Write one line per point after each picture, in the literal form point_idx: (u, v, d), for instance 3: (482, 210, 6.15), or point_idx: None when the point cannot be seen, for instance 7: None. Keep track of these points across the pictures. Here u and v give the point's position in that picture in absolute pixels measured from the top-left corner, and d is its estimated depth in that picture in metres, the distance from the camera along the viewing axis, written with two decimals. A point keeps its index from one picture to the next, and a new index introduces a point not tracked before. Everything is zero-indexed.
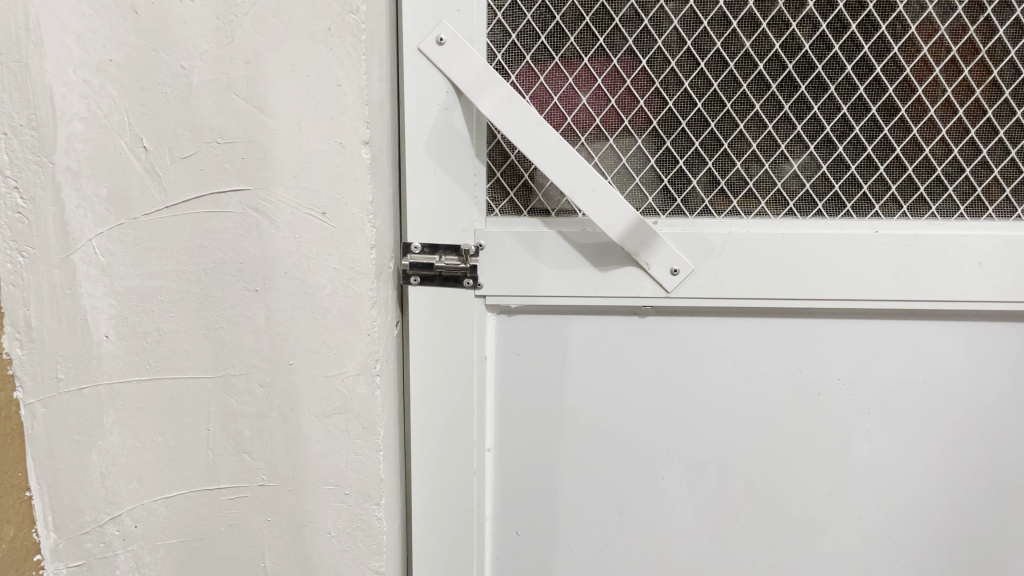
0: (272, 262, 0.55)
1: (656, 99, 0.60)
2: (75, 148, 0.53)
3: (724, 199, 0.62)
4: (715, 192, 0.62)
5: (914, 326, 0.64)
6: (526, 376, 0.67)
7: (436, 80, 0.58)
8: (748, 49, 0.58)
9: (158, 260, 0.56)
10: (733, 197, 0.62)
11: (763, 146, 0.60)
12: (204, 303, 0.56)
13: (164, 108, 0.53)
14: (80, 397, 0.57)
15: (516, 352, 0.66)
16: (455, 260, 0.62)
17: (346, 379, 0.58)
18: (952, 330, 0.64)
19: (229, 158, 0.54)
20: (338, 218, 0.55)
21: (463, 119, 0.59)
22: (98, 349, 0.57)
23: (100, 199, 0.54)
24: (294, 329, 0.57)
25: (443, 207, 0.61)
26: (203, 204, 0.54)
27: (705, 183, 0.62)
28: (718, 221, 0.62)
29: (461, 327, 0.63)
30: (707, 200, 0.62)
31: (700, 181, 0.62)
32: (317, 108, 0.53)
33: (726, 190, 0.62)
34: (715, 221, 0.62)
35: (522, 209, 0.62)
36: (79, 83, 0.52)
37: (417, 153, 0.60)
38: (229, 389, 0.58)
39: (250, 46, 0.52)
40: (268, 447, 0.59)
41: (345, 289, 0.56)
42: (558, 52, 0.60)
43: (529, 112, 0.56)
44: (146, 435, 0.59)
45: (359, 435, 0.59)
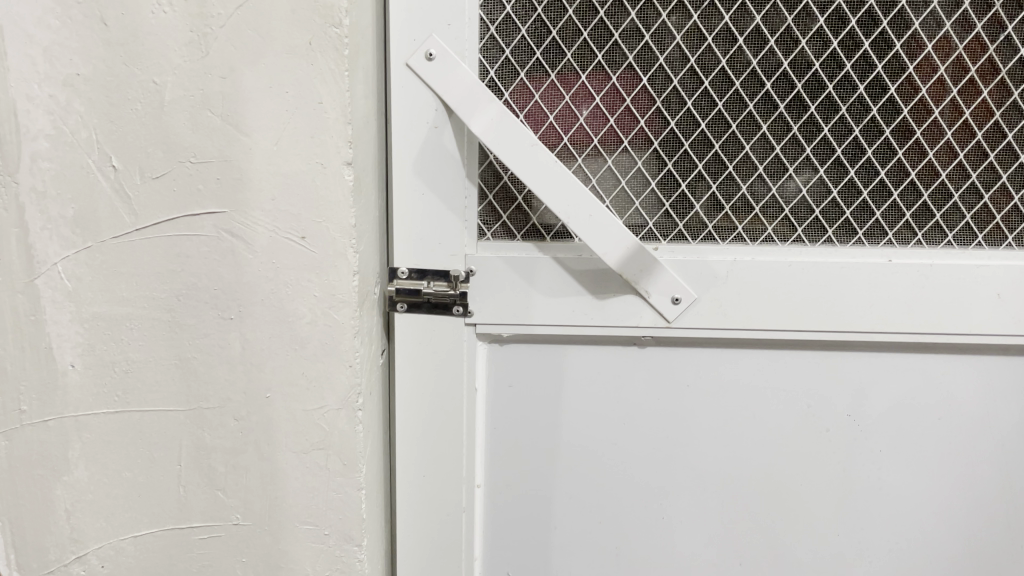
0: (248, 288, 0.52)
1: (657, 119, 0.57)
2: (39, 166, 0.50)
3: (728, 224, 0.59)
4: (718, 217, 0.58)
5: (929, 361, 0.61)
6: (518, 409, 0.63)
7: (425, 97, 0.55)
8: (755, 67, 0.55)
9: (127, 286, 0.52)
10: (738, 221, 0.58)
11: (770, 169, 0.57)
12: (175, 331, 0.53)
13: (135, 125, 0.50)
14: (43, 429, 0.54)
15: (508, 385, 0.63)
16: (444, 286, 0.59)
17: (327, 414, 0.54)
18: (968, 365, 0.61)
19: (203, 178, 0.50)
20: (318, 242, 0.51)
21: (453, 138, 0.56)
22: (63, 379, 0.54)
23: (65, 221, 0.51)
24: (271, 359, 0.53)
25: (431, 231, 0.58)
26: (175, 227, 0.51)
27: (709, 207, 0.58)
28: (721, 247, 0.59)
29: (450, 358, 0.60)
30: (711, 225, 0.58)
31: (703, 205, 0.58)
32: (296, 127, 0.50)
33: (731, 215, 0.58)
34: (719, 247, 0.59)
35: (515, 233, 0.59)
36: (43, 99, 0.49)
37: (404, 174, 0.57)
38: (202, 422, 0.55)
39: (225, 61, 0.49)
40: (242, 485, 0.56)
41: (326, 318, 0.53)
42: (555, 68, 0.56)
43: (522, 131, 0.53)
44: (113, 470, 0.56)
45: (339, 472, 0.55)
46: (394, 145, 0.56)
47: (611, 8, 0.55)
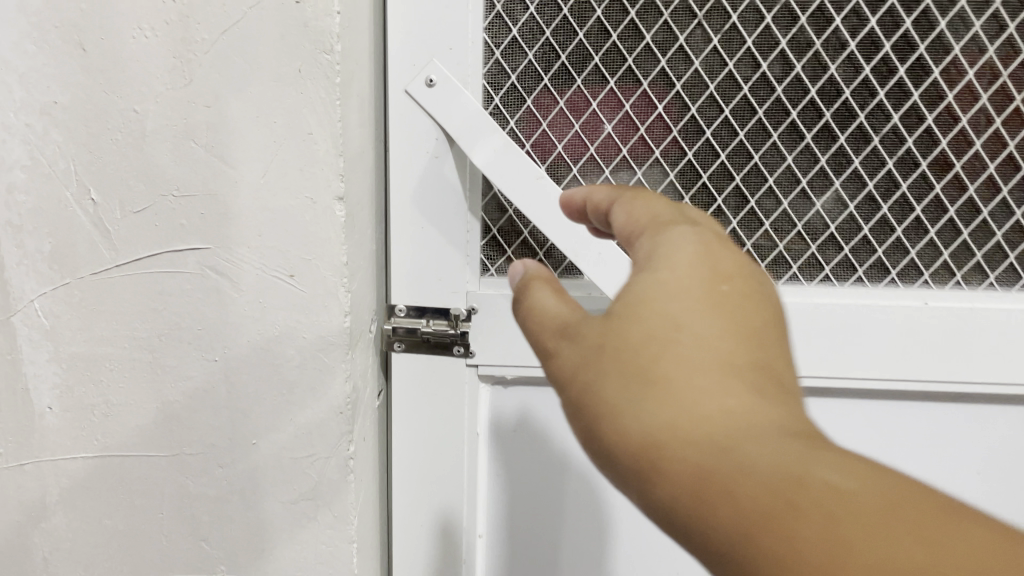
0: (234, 329, 0.49)
1: (675, 149, 0.54)
2: (15, 199, 0.48)
3: None
4: None
5: (955, 409, 0.60)
6: (521, 455, 0.60)
7: (425, 126, 0.52)
8: (779, 95, 0.52)
9: (108, 325, 0.49)
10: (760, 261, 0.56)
11: (796, 204, 0.54)
12: (157, 373, 0.50)
13: (115, 156, 0.47)
14: (21, 473, 0.52)
15: (513, 429, 0.60)
16: (444, 325, 0.55)
17: (316, 463, 0.51)
18: (997, 413, 0.59)
19: (187, 213, 0.47)
20: (308, 281, 0.48)
21: (455, 169, 0.53)
22: (41, 422, 0.51)
23: (44, 256, 0.48)
24: (258, 404, 0.50)
25: (432, 266, 0.55)
26: (158, 263, 0.48)
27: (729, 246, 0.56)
28: None
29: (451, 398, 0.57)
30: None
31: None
32: (284, 159, 0.46)
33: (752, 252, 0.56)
34: None
35: None
36: (21, 128, 0.47)
37: (403, 207, 0.53)
38: (185, 469, 0.51)
39: (209, 89, 0.46)
40: (227, 535, 0.53)
41: (315, 361, 0.49)
42: (564, 94, 0.53)
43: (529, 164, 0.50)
44: (91, 518, 0.53)
45: (328, 524, 0.52)
46: (393, 175, 0.53)
47: (624, 32, 0.51)
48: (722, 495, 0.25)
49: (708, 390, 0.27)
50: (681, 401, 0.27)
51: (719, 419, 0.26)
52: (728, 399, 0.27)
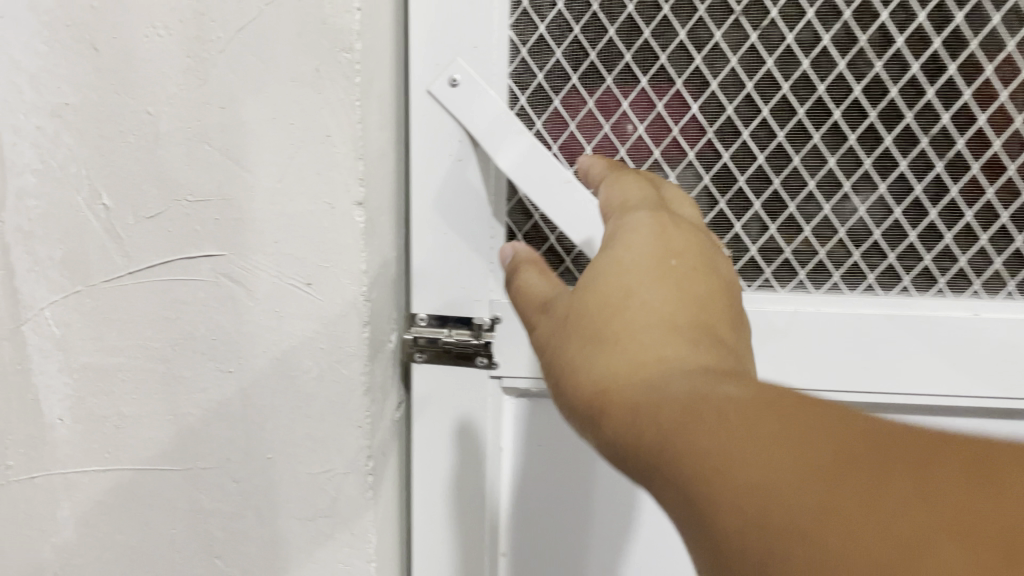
0: (249, 339, 0.47)
1: (709, 151, 0.51)
2: (25, 204, 0.46)
3: (788, 271, 0.54)
4: (777, 263, 0.53)
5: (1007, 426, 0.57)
6: (548, 470, 0.57)
7: (448, 127, 0.50)
8: (821, 94, 0.48)
9: (120, 334, 0.48)
10: (799, 268, 0.53)
11: (838, 210, 0.51)
12: (170, 384, 0.48)
13: (127, 160, 0.45)
14: (31, 486, 0.50)
15: (539, 443, 0.57)
16: (466, 335, 0.53)
17: (334, 478, 0.49)
18: None
19: (201, 218, 0.46)
20: (326, 289, 0.46)
21: (478, 172, 0.50)
22: (51, 434, 0.49)
23: (54, 263, 0.47)
24: (274, 417, 0.48)
25: (454, 274, 0.52)
26: (172, 270, 0.46)
27: (766, 251, 0.53)
28: (780, 297, 0.54)
29: (474, 410, 0.55)
30: (768, 270, 0.54)
31: (760, 249, 0.53)
32: (302, 162, 0.45)
33: (791, 260, 0.53)
34: (776, 296, 0.54)
35: None
36: (30, 130, 0.45)
37: (425, 211, 0.51)
38: (198, 484, 0.50)
39: (224, 90, 0.44)
40: (242, 552, 0.51)
41: (333, 372, 0.47)
42: (593, 94, 0.51)
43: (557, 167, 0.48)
44: (103, 533, 0.51)
45: (346, 542, 0.50)
46: (414, 178, 0.51)
47: (656, 28, 0.49)
48: (656, 435, 0.26)
49: (646, 336, 0.30)
50: (620, 350, 0.30)
51: (650, 358, 0.29)
52: (662, 344, 0.29)
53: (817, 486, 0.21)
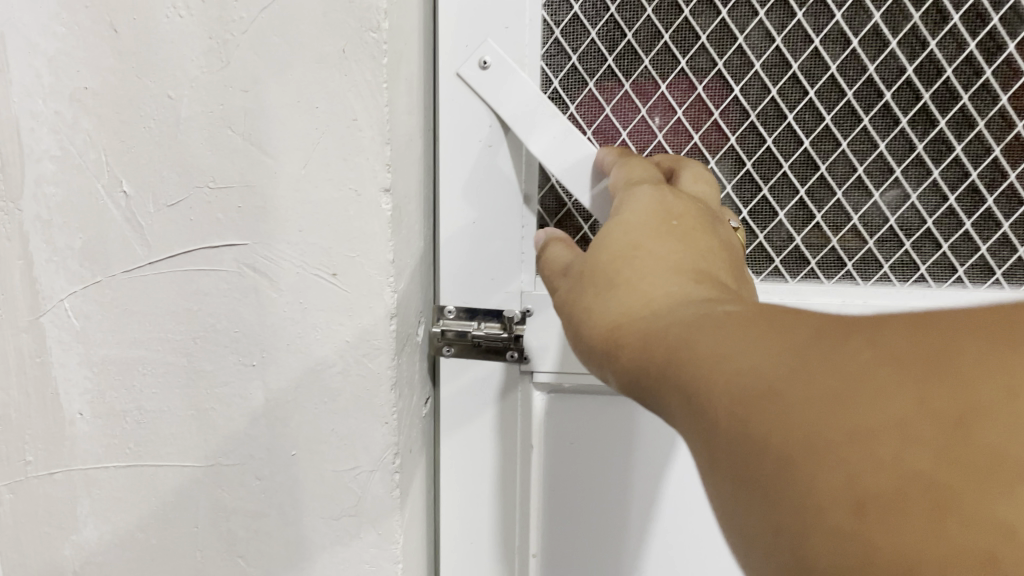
0: (273, 331, 0.45)
1: (752, 136, 0.48)
2: (44, 192, 0.45)
3: (834, 263, 0.50)
4: (823, 254, 0.50)
5: None
6: (577, 471, 0.55)
7: (478, 112, 0.48)
8: (871, 74, 0.46)
9: (141, 326, 0.46)
10: (846, 260, 0.50)
11: (889, 197, 0.48)
12: (191, 378, 0.47)
13: (148, 145, 0.44)
14: (50, 483, 0.49)
15: (568, 442, 0.55)
16: (496, 328, 0.51)
17: (359, 476, 0.47)
18: None
19: (223, 206, 0.44)
20: (351, 280, 0.44)
21: (509, 159, 0.49)
22: (71, 429, 0.48)
23: (73, 254, 0.45)
24: (298, 412, 0.46)
25: (484, 265, 0.51)
26: (194, 261, 0.45)
27: (812, 241, 0.50)
28: (826, 289, 0.51)
29: (505, 399, 0.53)
30: (814, 260, 0.50)
31: (806, 239, 0.50)
32: (328, 148, 0.43)
33: (838, 250, 0.50)
34: (823, 288, 0.51)
35: None
36: (49, 115, 0.44)
37: (453, 200, 0.50)
38: (221, 481, 0.48)
39: (247, 73, 0.42)
40: (264, 552, 0.49)
41: (358, 366, 0.45)
42: (629, 77, 0.48)
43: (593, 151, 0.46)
44: (124, 531, 0.50)
45: (372, 543, 0.48)
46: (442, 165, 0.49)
47: (697, 6, 0.46)
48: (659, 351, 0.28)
49: (647, 275, 0.32)
50: (625, 289, 0.32)
51: (652, 292, 0.31)
52: (661, 279, 0.32)
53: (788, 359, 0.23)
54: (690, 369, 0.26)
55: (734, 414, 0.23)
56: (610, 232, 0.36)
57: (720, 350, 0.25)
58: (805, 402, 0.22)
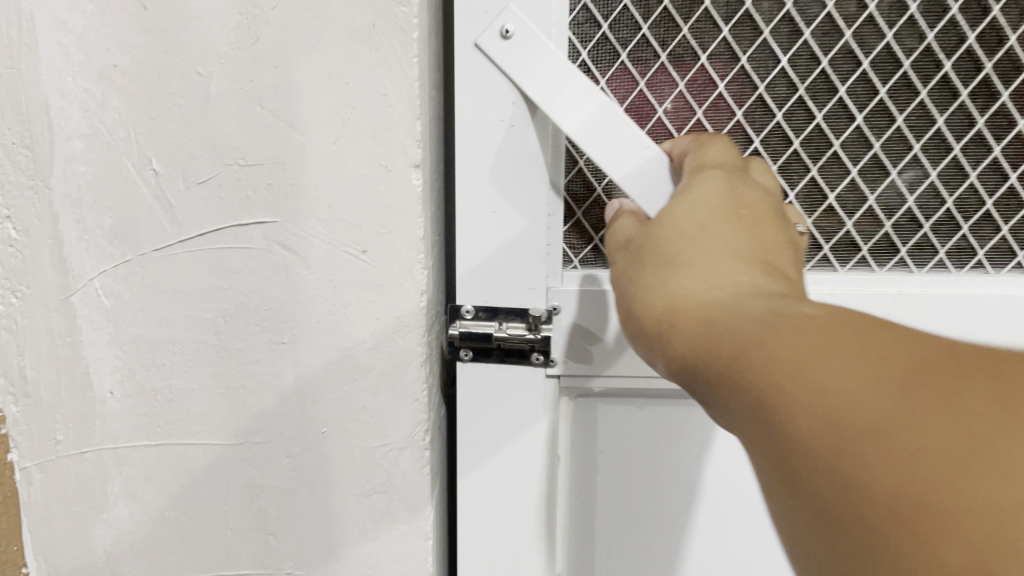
0: (303, 309, 0.46)
1: (800, 111, 0.48)
2: (74, 170, 0.45)
3: (887, 249, 0.50)
4: (876, 239, 0.50)
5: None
6: (608, 479, 0.56)
7: (501, 89, 0.47)
8: (929, 43, 0.45)
9: (172, 306, 0.46)
10: (902, 245, 0.50)
11: (946, 176, 0.48)
12: (221, 356, 0.47)
13: (178, 123, 0.44)
14: (81, 461, 0.49)
15: (598, 450, 0.56)
16: (520, 329, 0.51)
17: (389, 453, 0.47)
18: None
19: (253, 183, 0.44)
20: (382, 257, 0.44)
21: (535, 137, 0.48)
22: (102, 407, 0.48)
23: (103, 231, 0.46)
24: (328, 390, 0.47)
25: (508, 249, 0.50)
26: (224, 238, 0.45)
27: (866, 225, 0.50)
28: (880, 278, 0.50)
29: (531, 386, 0.53)
30: (865, 247, 0.50)
31: (856, 224, 0.50)
32: (358, 123, 0.43)
33: (891, 235, 0.50)
34: (878, 278, 0.50)
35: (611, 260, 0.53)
36: (78, 93, 0.44)
37: (478, 181, 0.49)
38: (252, 459, 0.48)
39: (276, 48, 0.42)
40: (293, 530, 0.49)
41: (389, 343, 0.46)
42: (666, 48, 0.48)
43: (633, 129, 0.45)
44: (155, 509, 0.50)
45: (403, 520, 0.48)
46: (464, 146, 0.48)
47: None
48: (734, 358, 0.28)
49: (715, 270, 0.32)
50: (690, 281, 0.32)
51: (720, 290, 0.31)
52: (734, 279, 0.32)
53: (884, 396, 0.23)
54: (773, 383, 0.26)
55: (827, 455, 0.24)
56: (680, 222, 0.35)
57: (808, 366, 0.25)
58: (906, 464, 0.22)
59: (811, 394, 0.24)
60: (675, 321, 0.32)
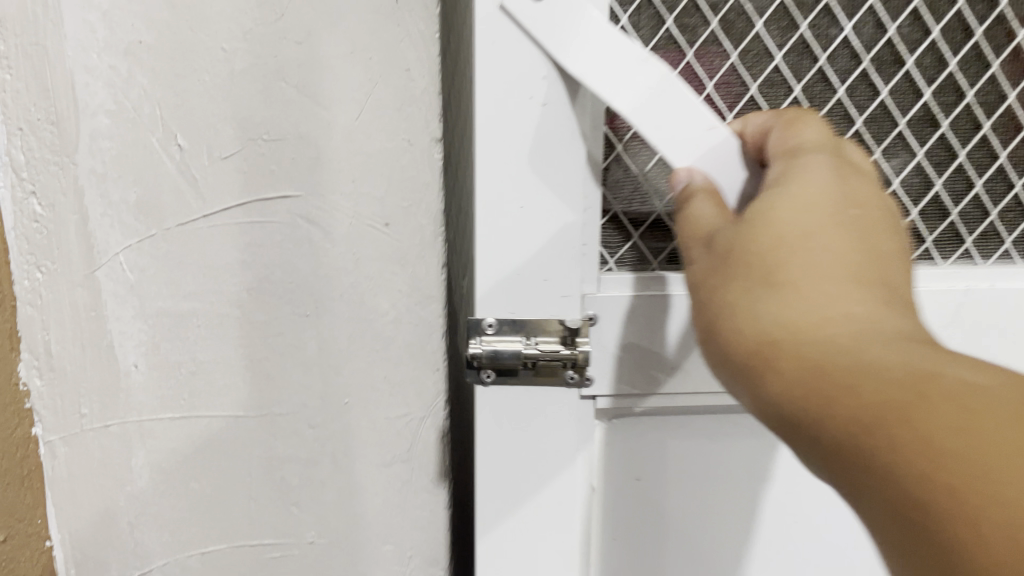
0: (326, 282, 0.46)
1: (865, 87, 0.45)
2: (99, 146, 0.45)
3: (952, 238, 0.49)
4: (940, 228, 0.48)
5: None
6: (648, 505, 0.52)
7: (531, 58, 0.40)
8: (1001, 10, 0.43)
9: (196, 279, 0.47)
10: (967, 233, 0.48)
11: (1013, 156, 0.47)
12: (245, 329, 0.48)
13: (203, 99, 0.44)
14: (105, 435, 0.50)
15: (635, 479, 0.51)
16: (554, 344, 0.45)
17: (411, 423, 0.49)
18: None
19: (277, 157, 0.45)
20: (403, 230, 0.46)
21: (573, 115, 0.41)
22: (126, 381, 0.49)
23: (128, 206, 0.46)
24: (351, 362, 0.48)
25: (541, 250, 0.43)
26: (248, 213, 0.46)
27: (930, 213, 0.48)
28: (950, 272, 0.48)
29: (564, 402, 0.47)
30: (928, 238, 0.48)
31: (921, 212, 0.48)
32: (381, 98, 0.44)
33: (957, 224, 0.48)
34: (946, 274, 0.48)
35: (652, 260, 0.47)
36: (103, 70, 0.44)
37: (509, 167, 0.42)
38: (275, 430, 0.49)
39: (301, 24, 0.43)
40: (317, 500, 0.50)
41: (411, 315, 0.47)
42: (718, 13, 0.43)
43: (697, 106, 0.39)
44: (178, 481, 0.51)
45: (425, 487, 0.50)
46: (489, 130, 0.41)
47: None
48: (863, 408, 0.26)
49: (828, 292, 0.30)
50: (799, 302, 0.30)
51: (839, 324, 0.29)
52: (849, 310, 0.29)
53: None
54: (921, 450, 0.24)
55: (978, 542, 0.22)
56: (788, 234, 0.32)
57: (963, 440, 0.23)
58: None
59: (965, 470, 0.23)
60: (777, 354, 0.29)
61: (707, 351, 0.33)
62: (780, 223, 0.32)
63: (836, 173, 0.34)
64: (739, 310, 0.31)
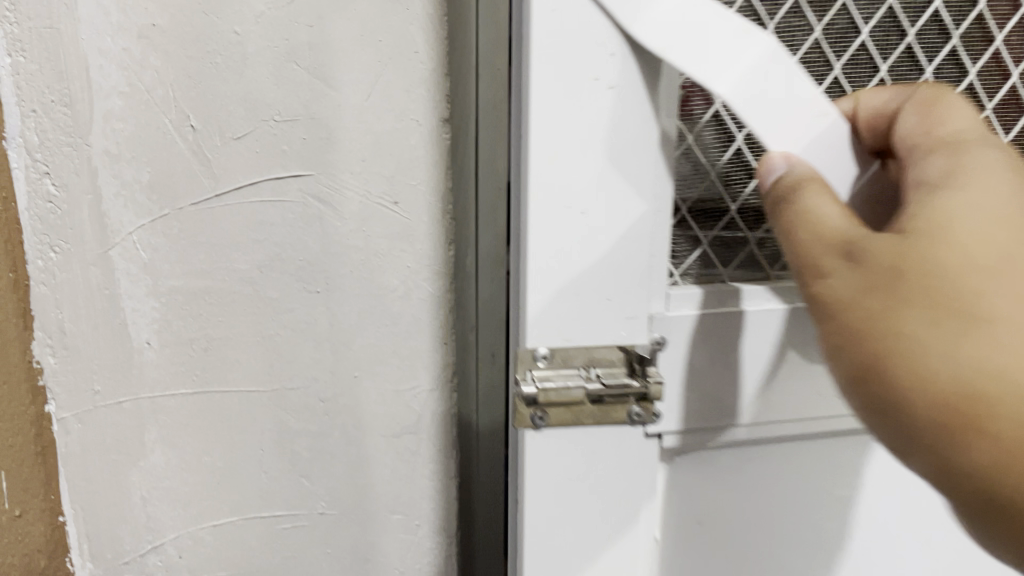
0: (337, 259, 0.48)
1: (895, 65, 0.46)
2: (113, 127, 0.46)
3: None
4: None
5: None
6: (719, 543, 0.50)
7: (603, 33, 0.38)
8: None
9: (207, 258, 0.48)
10: None
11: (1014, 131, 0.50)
12: (257, 306, 0.49)
13: (216, 81, 0.45)
14: (118, 412, 0.51)
15: (697, 522, 0.50)
16: (617, 375, 0.44)
17: (418, 395, 0.51)
18: None
19: (288, 138, 0.46)
20: (412, 208, 0.48)
21: (646, 95, 0.40)
22: (139, 358, 0.50)
23: (141, 186, 0.47)
24: (361, 336, 0.49)
25: (613, 243, 0.42)
26: (260, 192, 0.47)
27: None
28: None
29: (626, 429, 0.45)
30: None
31: None
32: (391, 79, 0.45)
33: None
34: None
35: (719, 266, 0.47)
36: (117, 52, 0.45)
37: (584, 154, 0.40)
38: (286, 404, 0.51)
39: (313, 9, 0.44)
40: (327, 472, 0.52)
41: (419, 290, 0.49)
42: None
43: (796, 77, 0.39)
44: (191, 455, 0.52)
45: (430, 458, 0.52)
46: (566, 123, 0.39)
47: None
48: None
49: (1011, 336, 0.31)
50: (983, 345, 0.31)
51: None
52: None
53: None
54: None
55: None
56: (968, 240, 0.32)
57: None
58: None
59: None
60: (958, 401, 0.31)
61: (841, 366, 0.34)
62: (963, 250, 0.32)
63: (1005, 177, 0.34)
64: (916, 350, 0.32)
